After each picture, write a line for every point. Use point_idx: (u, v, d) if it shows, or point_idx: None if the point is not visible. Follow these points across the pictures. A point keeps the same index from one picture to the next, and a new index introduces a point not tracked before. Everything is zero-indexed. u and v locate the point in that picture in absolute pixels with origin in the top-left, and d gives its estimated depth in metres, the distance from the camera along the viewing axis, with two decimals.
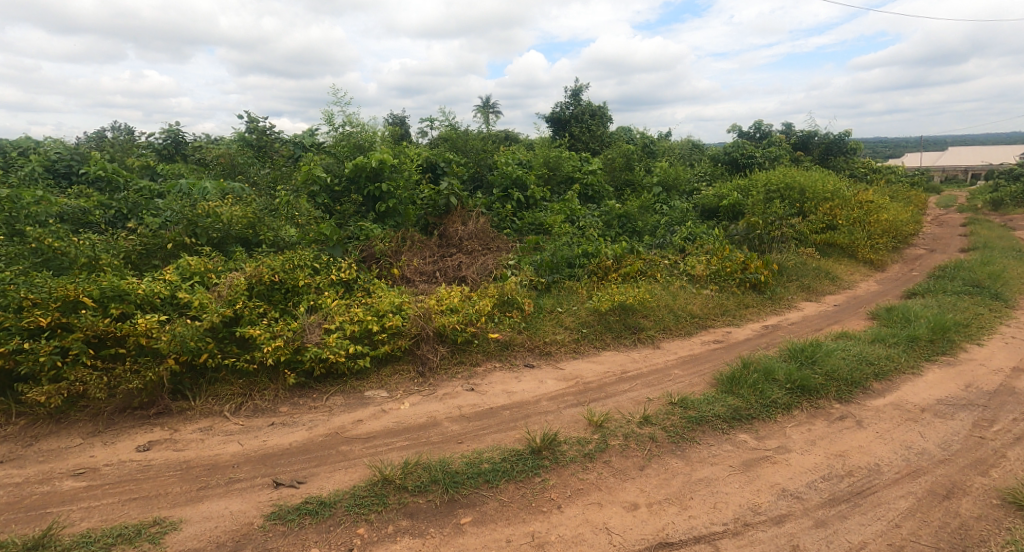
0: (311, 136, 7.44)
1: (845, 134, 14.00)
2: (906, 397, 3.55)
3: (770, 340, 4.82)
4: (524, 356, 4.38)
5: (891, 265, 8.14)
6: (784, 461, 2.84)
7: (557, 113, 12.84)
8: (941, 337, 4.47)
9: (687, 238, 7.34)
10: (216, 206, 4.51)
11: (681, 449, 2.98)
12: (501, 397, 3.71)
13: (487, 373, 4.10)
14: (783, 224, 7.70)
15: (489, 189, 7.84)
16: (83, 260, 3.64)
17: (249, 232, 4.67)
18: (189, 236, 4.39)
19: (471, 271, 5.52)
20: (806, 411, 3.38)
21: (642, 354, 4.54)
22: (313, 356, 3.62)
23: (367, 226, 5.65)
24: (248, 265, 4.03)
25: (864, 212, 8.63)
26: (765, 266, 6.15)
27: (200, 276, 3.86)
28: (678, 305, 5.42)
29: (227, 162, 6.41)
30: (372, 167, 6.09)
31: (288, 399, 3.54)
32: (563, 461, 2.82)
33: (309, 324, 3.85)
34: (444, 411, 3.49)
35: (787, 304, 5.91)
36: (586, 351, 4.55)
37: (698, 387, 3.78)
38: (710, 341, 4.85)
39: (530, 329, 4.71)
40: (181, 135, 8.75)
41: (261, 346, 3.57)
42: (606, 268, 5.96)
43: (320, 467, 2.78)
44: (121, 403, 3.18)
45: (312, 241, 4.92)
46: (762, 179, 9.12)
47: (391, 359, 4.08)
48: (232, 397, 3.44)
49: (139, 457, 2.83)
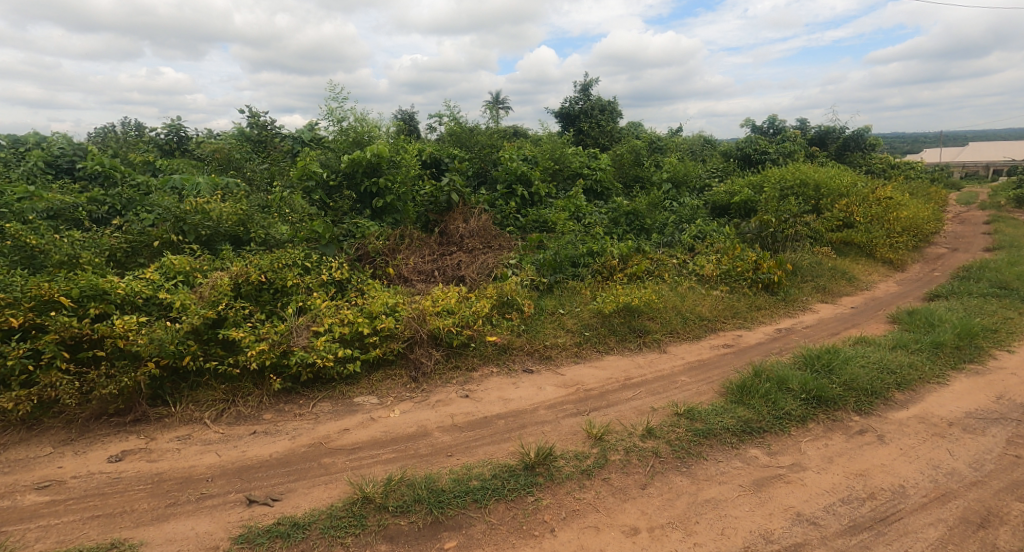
0: (311, 131, 7.26)
1: (864, 128, 13.63)
2: (931, 410, 3.30)
3: (784, 345, 4.58)
4: (523, 361, 4.19)
5: (912, 265, 7.80)
6: (798, 481, 2.61)
7: (566, 108, 12.60)
8: (968, 343, 4.20)
9: (697, 236, 7.09)
10: (205, 203, 4.36)
11: (687, 466, 2.77)
12: (497, 404, 3.53)
13: (484, 378, 3.92)
14: (797, 223, 7.43)
15: (493, 185, 7.63)
16: (63, 259, 3.48)
17: (240, 230, 4.51)
18: (176, 233, 4.22)
19: (471, 271, 5.33)
20: (823, 424, 3.14)
21: (647, 358, 4.34)
22: (299, 361, 3.46)
23: (363, 223, 5.47)
24: (235, 264, 3.86)
25: (882, 209, 8.32)
26: (778, 266, 5.91)
27: (184, 275, 3.69)
28: (686, 307, 5.21)
29: (223, 157, 6.28)
30: (369, 162, 5.86)
31: (272, 406, 3.37)
32: (558, 479, 2.62)
33: (297, 326, 3.69)
34: (436, 420, 3.32)
35: (801, 306, 5.65)
36: (588, 356, 4.35)
37: (706, 396, 3.56)
38: (720, 345, 4.62)
39: (530, 332, 4.52)
40: (186, 129, 8.66)
41: (245, 349, 3.41)
42: (612, 267, 5.73)
43: (299, 482, 2.61)
44: (96, 409, 3.03)
45: (304, 239, 4.73)
46: (776, 175, 8.83)
47: (383, 363, 3.90)
48: (213, 403, 3.28)
49: (109, 469, 2.67)
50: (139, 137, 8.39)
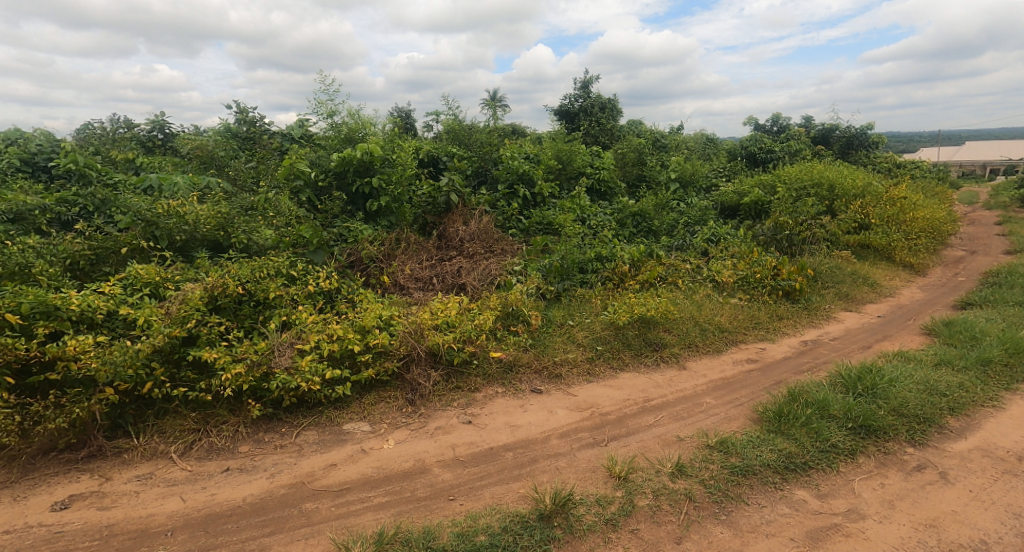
0: (301, 127, 6.81)
1: (869, 127, 13.31)
2: (993, 440, 2.94)
3: (814, 360, 4.22)
4: (531, 380, 3.81)
5: (933, 268, 7.46)
6: (860, 535, 2.25)
7: (566, 105, 12.24)
8: (1018, 359, 3.84)
9: (711, 239, 6.71)
10: (180, 205, 3.94)
11: (726, 513, 2.39)
12: (504, 433, 3.16)
13: (488, 400, 3.54)
14: (813, 225, 7.07)
15: (494, 184, 7.22)
16: (11, 269, 3.04)
17: (219, 234, 4.09)
18: (147, 238, 3.79)
19: (472, 278, 4.94)
20: (874, 458, 2.78)
21: (666, 376, 3.96)
22: (281, 384, 3.07)
23: (355, 225, 5.06)
24: (210, 274, 3.44)
25: (899, 211, 7.97)
26: (800, 271, 5.55)
27: (153, 286, 3.26)
28: (704, 317, 4.84)
29: (205, 154, 5.86)
30: (362, 160, 5.46)
31: (250, 436, 2.96)
32: (580, 532, 2.25)
33: (279, 344, 3.29)
34: (435, 452, 2.94)
35: (824, 315, 5.29)
36: (602, 373, 3.97)
37: (738, 423, 3.18)
38: (744, 360, 4.25)
39: (538, 347, 4.14)
40: (171, 126, 8.24)
41: (220, 372, 3.02)
42: (622, 273, 5.35)
43: (274, 537, 2.23)
44: (43, 443, 2.62)
45: (291, 245, 4.28)
46: (787, 174, 8.47)
47: (376, 384, 3.52)
48: (182, 434, 2.86)
49: (50, 520, 2.27)
50: (121, 133, 7.96)
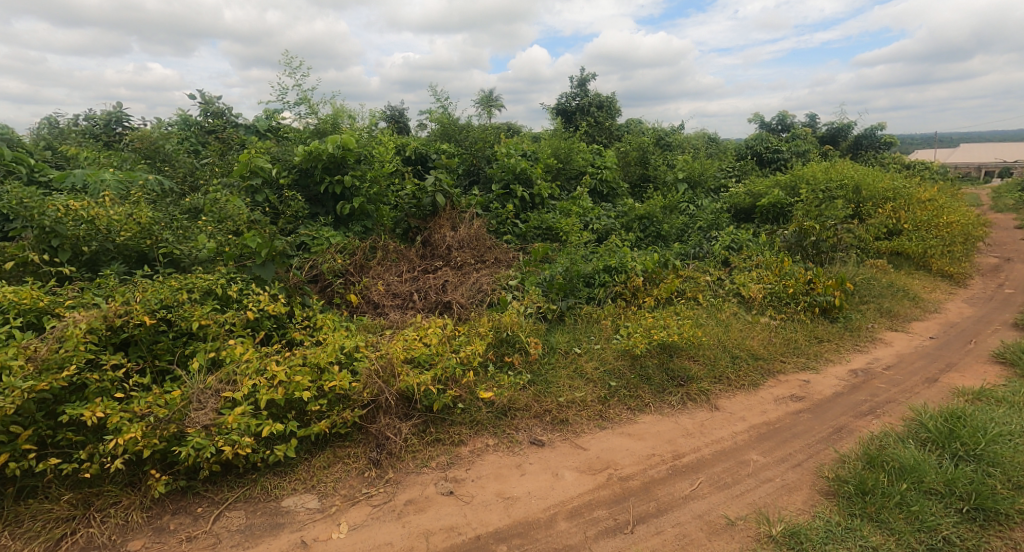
0: (269, 118, 6.01)
1: (879, 127, 12.67)
2: None
3: (874, 397, 3.46)
4: (531, 428, 3.04)
5: (972, 277, 6.72)
6: None
7: (562, 104, 11.49)
8: None
9: (731, 246, 5.93)
10: (90, 207, 3.14)
11: None
12: (496, 510, 2.38)
13: (476, 458, 2.76)
14: (841, 230, 6.33)
15: (487, 184, 6.45)
16: None
17: (143, 244, 3.30)
18: (43, 250, 2.98)
19: (459, 294, 4.17)
20: None
21: (697, 420, 3.20)
22: (194, 450, 2.28)
23: (321, 232, 4.28)
24: (114, 298, 2.64)
25: (930, 214, 7.25)
26: (839, 285, 4.79)
27: (30, 315, 2.47)
28: (734, 341, 4.09)
29: (151, 147, 5.03)
30: (332, 156, 4.66)
31: (148, 524, 2.19)
32: None
33: (200, 392, 2.50)
34: (401, 546, 2.15)
35: (869, 336, 4.54)
36: (617, 417, 3.21)
37: (804, 496, 2.42)
38: (788, 397, 3.50)
39: (538, 383, 3.38)
40: (129, 119, 7.41)
41: (110, 435, 2.23)
42: (635, 287, 4.58)
43: None
44: None
45: (234, 257, 3.48)
46: (808, 174, 7.73)
47: (332, 439, 2.73)
48: (49, 525, 2.09)
49: None
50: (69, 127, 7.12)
